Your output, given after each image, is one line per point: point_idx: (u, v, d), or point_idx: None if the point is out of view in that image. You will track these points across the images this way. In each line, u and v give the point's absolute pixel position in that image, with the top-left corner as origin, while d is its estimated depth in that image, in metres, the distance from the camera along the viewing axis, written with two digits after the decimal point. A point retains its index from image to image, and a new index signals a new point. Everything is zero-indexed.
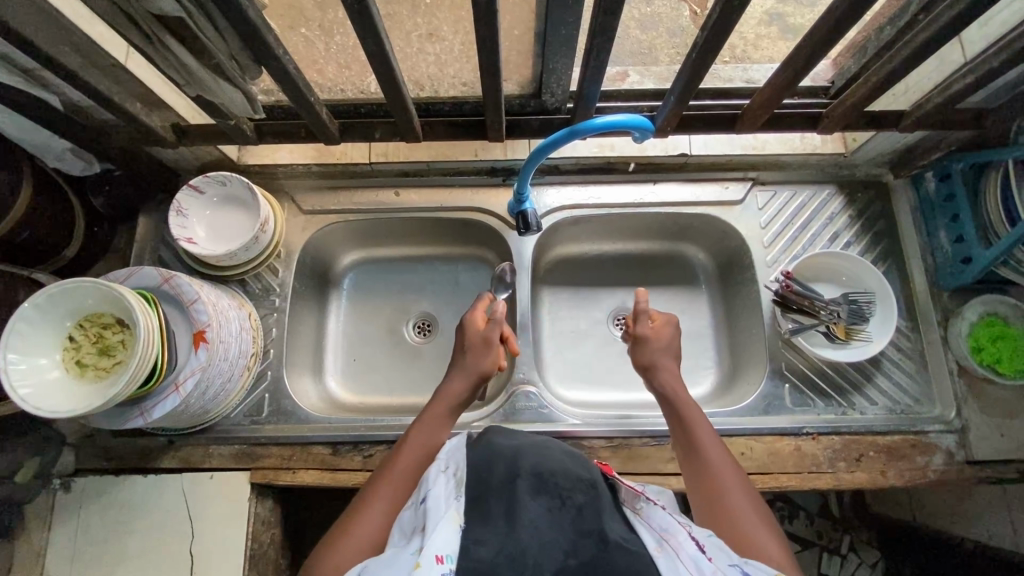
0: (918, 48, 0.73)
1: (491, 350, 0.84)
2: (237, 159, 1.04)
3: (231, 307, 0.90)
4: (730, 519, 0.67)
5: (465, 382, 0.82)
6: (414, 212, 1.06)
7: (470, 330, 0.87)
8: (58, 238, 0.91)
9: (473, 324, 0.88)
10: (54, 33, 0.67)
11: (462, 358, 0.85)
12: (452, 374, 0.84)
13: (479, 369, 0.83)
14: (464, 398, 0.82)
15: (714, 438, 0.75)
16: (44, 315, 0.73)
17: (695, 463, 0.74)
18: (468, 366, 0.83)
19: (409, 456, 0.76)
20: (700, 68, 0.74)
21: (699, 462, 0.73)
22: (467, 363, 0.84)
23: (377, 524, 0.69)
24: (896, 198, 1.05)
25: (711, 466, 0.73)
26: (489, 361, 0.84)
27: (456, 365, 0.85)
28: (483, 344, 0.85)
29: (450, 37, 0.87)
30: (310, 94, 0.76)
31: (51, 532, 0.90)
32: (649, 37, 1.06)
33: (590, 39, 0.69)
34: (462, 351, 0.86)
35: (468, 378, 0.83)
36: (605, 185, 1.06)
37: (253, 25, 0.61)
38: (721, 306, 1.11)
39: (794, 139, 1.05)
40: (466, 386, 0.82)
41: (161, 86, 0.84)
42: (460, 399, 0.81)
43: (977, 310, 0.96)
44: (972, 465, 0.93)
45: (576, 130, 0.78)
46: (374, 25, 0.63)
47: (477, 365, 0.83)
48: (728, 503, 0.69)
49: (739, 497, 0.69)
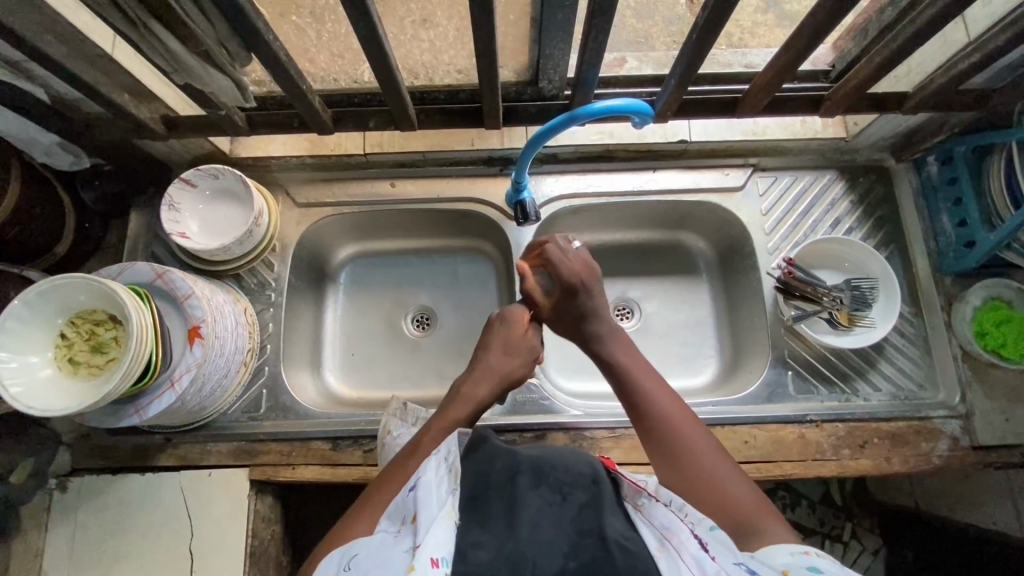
0: (923, 27, 0.71)
1: (529, 359, 0.81)
2: (230, 152, 1.02)
3: (226, 302, 0.88)
4: (709, 480, 0.65)
5: (494, 387, 0.78)
6: (411, 203, 1.05)
7: (513, 330, 0.81)
8: (48, 236, 0.90)
9: (515, 323, 0.82)
10: (37, 22, 0.65)
11: (491, 357, 0.80)
12: (479, 374, 0.78)
13: (511, 375, 0.80)
14: (485, 404, 0.77)
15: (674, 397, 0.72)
16: (35, 312, 0.72)
17: (660, 429, 0.69)
18: (502, 370, 0.79)
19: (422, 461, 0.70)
20: (701, 50, 0.73)
21: (665, 424, 0.69)
22: (500, 366, 0.79)
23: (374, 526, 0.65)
24: (898, 183, 1.03)
25: (679, 431, 0.68)
26: (523, 369, 0.80)
27: (485, 363, 0.79)
28: (523, 349, 0.81)
29: (444, 23, 0.87)
30: (301, 82, 0.74)
31: (47, 532, 0.89)
32: (645, 25, 1.02)
33: (588, 21, 0.68)
34: (496, 348, 0.80)
35: (498, 382, 0.78)
36: (604, 174, 1.05)
37: (241, 10, 0.60)
38: (722, 295, 1.10)
39: (795, 122, 1.03)
40: (492, 392, 0.78)
41: (150, 78, 0.82)
42: (482, 404, 0.77)
43: (981, 294, 0.95)
44: (977, 450, 0.92)
45: (575, 115, 0.76)
46: (366, 10, 0.61)
47: (510, 371, 0.79)
48: (704, 471, 0.65)
49: (715, 461, 0.66)
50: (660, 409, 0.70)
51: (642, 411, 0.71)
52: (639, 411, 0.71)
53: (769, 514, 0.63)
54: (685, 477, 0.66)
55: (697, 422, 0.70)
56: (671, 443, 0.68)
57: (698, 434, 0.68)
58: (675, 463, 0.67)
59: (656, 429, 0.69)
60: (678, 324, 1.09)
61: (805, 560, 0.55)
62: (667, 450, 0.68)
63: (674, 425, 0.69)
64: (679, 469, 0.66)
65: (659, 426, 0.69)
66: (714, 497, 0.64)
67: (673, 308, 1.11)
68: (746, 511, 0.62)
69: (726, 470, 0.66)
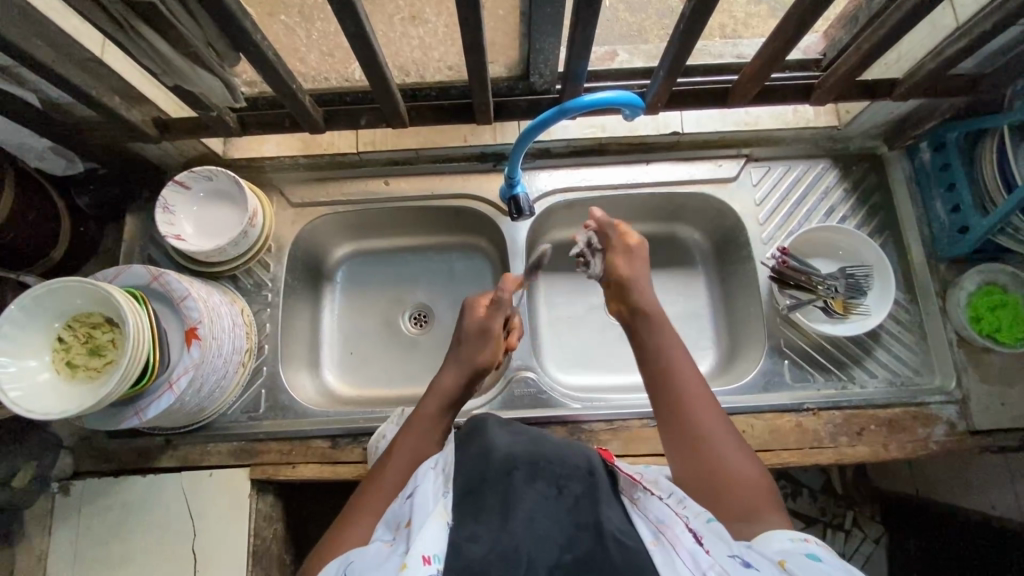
0: (910, 11, 0.71)
1: (491, 343, 0.79)
2: (223, 153, 1.02)
3: (221, 303, 0.88)
4: (720, 469, 0.66)
5: (461, 377, 0.77)
6: (405, 200, 1.05)
7: (469, 322, 0.80)
8: (44, 242, 0.90)
9: (473, 314, 0.81)
10: (25, 26, 0.65)
11: (456, 350, 0.79)
12: (444, 368, 0.79)
13: (473, 363, 0.78)
14: (457, 396, 0.77)
15: (695, 379, 0.71)
16: (33, 317, 0.72)
17: (677, 411, 0.70)
18: (464, 360, 0.78)
19: (398, 460, 0.71)
20: (689, 41, 0.73)
21: (682, 406, 0.69)
22: (460, 356, 0.78)
23: (367, 536, 0.65)
24: (892, 169, 1.03)
25: (695, 414, 0.69)
26: (485, 354, 0.78)
27: (452, 357, 0.79)
28: (482, 335, 0.79)
29: (433, 19, 0.82)
30: (291, 82, 0.75)
31: (50, 536, 0.90)
32: (639, 20, 1.00)
33: (575, 14, 0.67)
34: (455, 344, 0.80)
35: (462, 372, 0.77)
36: (597, 168, 1.05)
37: (228, 11, 0.60)
38: (718, 287, 1.11)
39: (786, 112, 1.02)
40: (459, 381, 0.76)
41: (141, 80, 0.82)
42: (452, 397, 0.76)
43: (976, 280, 0.95)
44: (973, 435, 0.92)
45: (565, 108, 0.77)
46: (354, 8, 0.62)
47: (470, 359, 0.78)
48: (717, 458, 0.66)
49: (730, 450, 0.67)
50: (679, 388, 0.70)
51: (663, 388, 0.71)
52: (659, 389, 0.72)
53: (772, 509, 0.64)
54: (695, 459, 0.67)
55: (714, 404, 0.70)
56: (687, 424, 0.69)
57: (713, 418, 0.69)
58: (688, 446, 0.68)
59: (675, 410, 0.70)
60: (674, 316, 1.10)
61: (804, 547, 0.57)
62: (681, 433, 0.69)
63: (694, 407, 0.69)
64: (691, 451, 0.67)
65: (676, 408, 0.70)
66: (718, 480, 0.66)
67: (669, 300, 1.11)
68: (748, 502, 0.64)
69: (736, 456, 0.67)
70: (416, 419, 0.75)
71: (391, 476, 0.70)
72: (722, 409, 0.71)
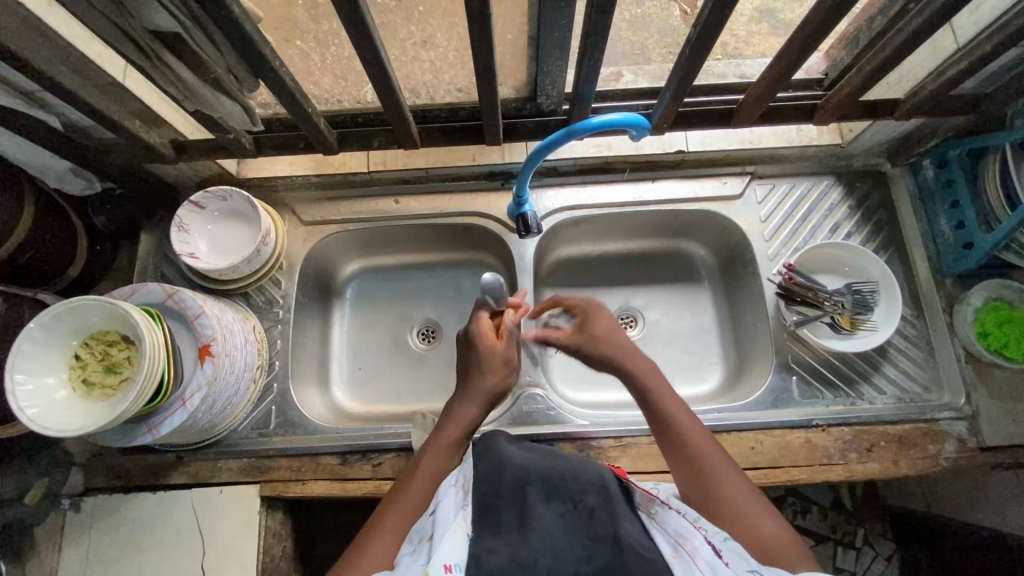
0: (909, 36, 0.73)
1: (508, 369, 0.79)
2: (236, 174, 1.06)
3: (235, 321, 0.90)
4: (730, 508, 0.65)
5: (481, 406, 0.76)
6: (414, 218, 1.06)
7: (483, 348, 0.79)
8: (62, 259, 0.91)
9: (486, 339, 0.80)
10: (51, 55, 0.68)
11: (472, 378, 0.78)
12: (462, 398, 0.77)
13: (490, 390, 0.77)
14: (477, 424, 0.76)
15: (691, 418, 0.72)
16: (51, 336, 0.73)
17: (681, 451, 0.70)
18: (485, 388, 0.76)
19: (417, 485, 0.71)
20: (693, 67, 0.75)
21: (683, 444, 0.70)
22: (476, 386, 0.77)
23: (390, 557, 0.64)
24: (895, 187, 1.05)
25: (698, 453, 0.69)
26: (503, 381, 0.77)
27: (467, 385, 0.78)
28: (498, 362, 0.78)
29: (444, 44, 0.85)
30: (307, 105, 0.77)
31: (62, 552, 0.91)
32: (641, 38, 1.04)
33: (583, 40, 0.69)
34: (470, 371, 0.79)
35: (484, 401, 0.76)
36: (602, 186, 1.06)
37: (249, 38, 0.62)
38: (724, 302, 1.11)
39: (790, 131, 1.06)
40: (480, 410, 0.76)
41: (159, 102, 0.85)
42: (472, 426, 0.75)
43: (982, 296, 0.96)
44: (984, 451, 0.92)
45: (573, 129, 0.78)
46: (369, 36, 0.64)
47: (487, 385, 0.77)
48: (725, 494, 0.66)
49: (737, 488, 0.66)
50: (680, 427, 0.71)
51: (664, 428, 0.72)
52: (658, 429, 0.73)
53: (792, 547, 0.61)
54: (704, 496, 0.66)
55: (716, 445, 0.71)
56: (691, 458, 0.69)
57: (715, 456, 0.69)
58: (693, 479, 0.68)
59: (678, 446, 0.70)
60: (681, 332, 1.10)
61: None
62: (687, 469, 0.69)
63: (695, 445, 0.70)
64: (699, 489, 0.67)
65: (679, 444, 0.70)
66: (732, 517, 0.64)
67: (675, 316, 1.12)
68: (767, 540, 0.62)
69: (744, 495, 0.66)
70: (435, 441, 0.74)
71: (414, 497, 0.70)
72: (725, 453, 0.70)
